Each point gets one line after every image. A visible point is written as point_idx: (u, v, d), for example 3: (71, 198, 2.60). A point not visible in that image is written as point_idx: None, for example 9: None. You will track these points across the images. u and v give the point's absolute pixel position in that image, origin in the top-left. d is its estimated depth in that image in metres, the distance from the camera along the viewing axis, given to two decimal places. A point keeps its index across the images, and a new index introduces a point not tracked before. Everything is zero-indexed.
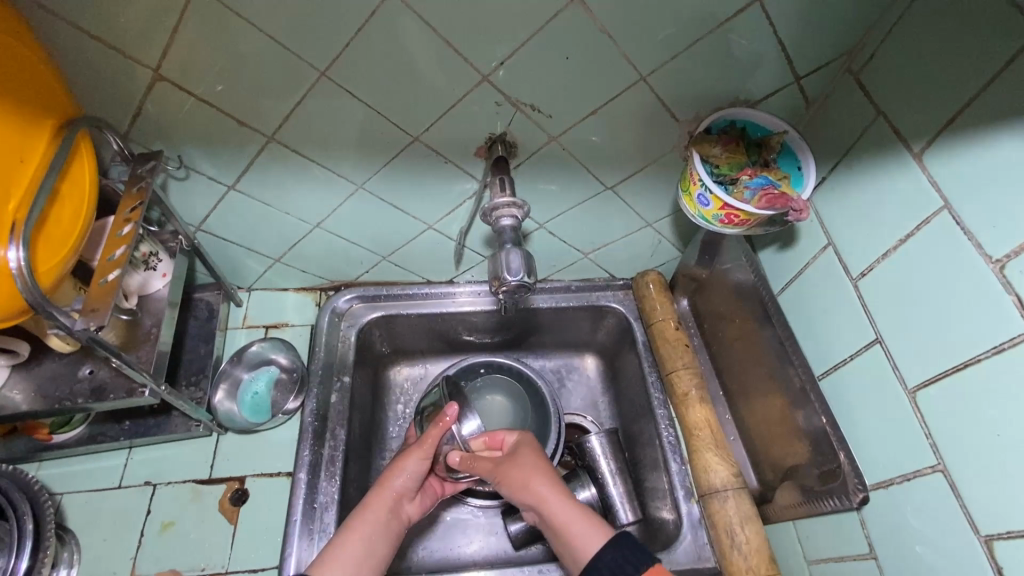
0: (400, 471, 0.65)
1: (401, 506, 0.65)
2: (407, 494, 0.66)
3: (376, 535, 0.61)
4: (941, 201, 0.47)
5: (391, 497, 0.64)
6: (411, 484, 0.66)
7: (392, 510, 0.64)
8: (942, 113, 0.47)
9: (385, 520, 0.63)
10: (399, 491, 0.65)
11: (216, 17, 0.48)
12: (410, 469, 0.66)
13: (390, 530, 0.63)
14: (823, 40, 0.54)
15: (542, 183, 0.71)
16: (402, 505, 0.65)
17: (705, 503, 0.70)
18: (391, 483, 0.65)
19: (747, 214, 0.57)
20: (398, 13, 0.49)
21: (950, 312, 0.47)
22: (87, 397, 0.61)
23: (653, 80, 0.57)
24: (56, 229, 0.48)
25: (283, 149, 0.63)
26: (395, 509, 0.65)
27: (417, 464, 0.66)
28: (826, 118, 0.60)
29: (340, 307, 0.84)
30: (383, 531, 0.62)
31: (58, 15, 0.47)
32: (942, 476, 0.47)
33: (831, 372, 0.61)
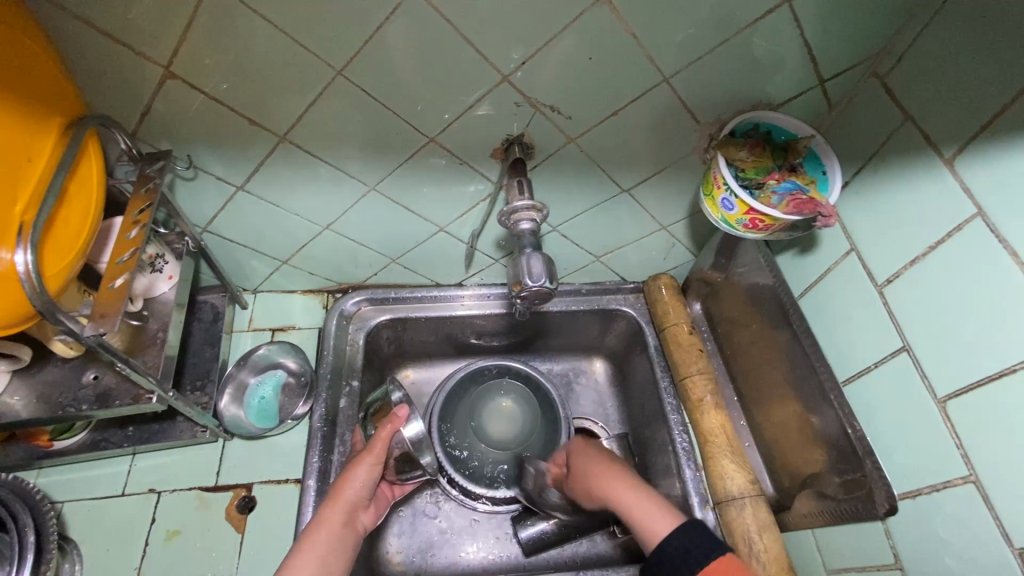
0: (351, 480, 0.62)
1: (357, 516, 0.63)
2: (361, 503, 0.63)
3: (333, 547, 0.58)
4: (974, 208, 0.47)
5: (346, 507, 0.61)
6: (364, 492, 0.63)
7: (347, 521, 0.61)
8: (974, 119, 0.46)
9: (342, 533, 0.60)
10: (353, 500, 0.62)
11: (231, 13, 0.47)
12: (362, 478, 0.63)
13: (347, 543, 0.59)
14: (850, 42, 0.53)
15: (557, 186, 0.70)
16: (357, 515, 0.62)
17: (721, 511, 0.69)
18: (344, 493, 0.62)
19: (773, 219, 0.56)
20: (417, 10, 0.48)
21: (982, 321, 0.46)
22: (91, 404, 0.59)
23: (676, 82, 0.56)
24: (63, 230, 0.47)
25: (295, 149, 0.62)
26: (351, 521, 0.62)
27: (370, 471, 0.63)
28: (849, 122, 0.60)
29: (347, 310, 0.82)
30: (339, 544, 0.59)
31: (67, 9, 0.45)
32: (973, 488, 0.47)
33: (855, 379, 0.60)
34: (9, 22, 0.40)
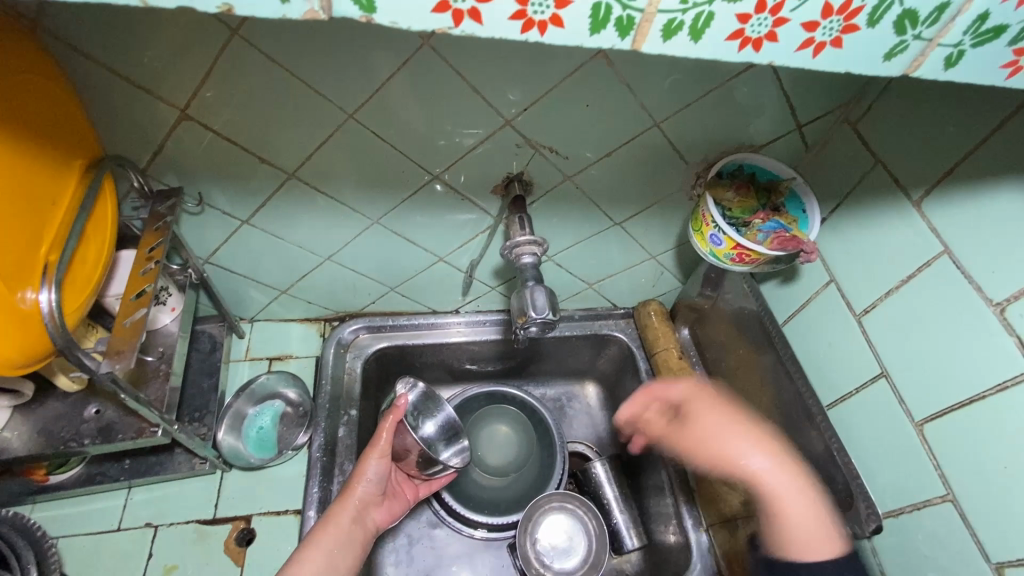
0: (361, 478, 0.67)
1: (367, 514, 0.67)
2: (372, 500, 0.68)
3: (344, 543, 0.63)
4: (942, 246, 0.51)
5: (356, 505, 0.66)
6: (373, 489, 0.67)
7: (357, 518, 0.65)
8: (938, 165, 0.51)
9: (350, 530, 0.64)
10: (363, 497, 0.67)
11: (250, 60, 0.49)
12: (372, 475, 0.67)
13: (355, 540, 0.64)
14: (824, 93, 0.58)
15: (553, 219, 0.73)
16: (367, 513, 0.67)
17: (715, 533, 0.71)
18: (354, 490, 0.66)
19: (758, 253, 0.60)
20: (429, 61, 0.51)
21: (951, 350, 0.50)
22: (93, 437, 0.59)
23: (666, 126, 0.60)
24: (79, 269, 0.48)
25: (302, 185, 0.64)
26: (360, 518, 0.66)
27: (379, 467, 0.68)
28: (826, 162, 0.64)
29: (345, 338, 0.83)
30: (349, 541, 0.63)
31: (90, 56, 0.47)
32: (952, 506, 0.51)
33: (838, 404, 0.64)
34: (38, 71, 0.42)
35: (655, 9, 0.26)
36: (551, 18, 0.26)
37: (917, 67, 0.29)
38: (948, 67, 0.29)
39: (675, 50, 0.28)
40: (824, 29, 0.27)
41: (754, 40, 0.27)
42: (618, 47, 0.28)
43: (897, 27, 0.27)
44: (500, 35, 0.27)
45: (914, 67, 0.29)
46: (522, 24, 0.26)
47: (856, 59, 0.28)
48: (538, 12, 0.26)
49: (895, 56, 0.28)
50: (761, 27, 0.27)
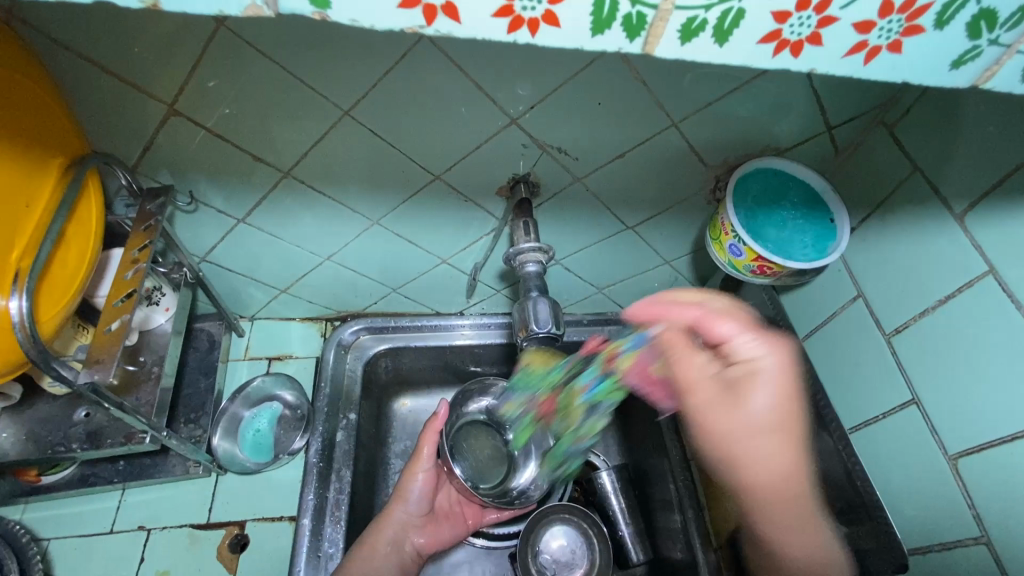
0: (402, 499, 0.72)
1: (406, 537, 0.71)
2: (412, 522, 0.72)
3: (380, 564, 0.65)
4: (986, 266, 0.47)
5: (394, 528, 0.70)
6: (413, 511, 0.72)
7: (394, 540, 0.69)
8: (987, 175, 0.46)
9: (385, 554, 0.67)
10: (404, 517, 0.71)
11: (240, 53, 0.46)
12: (414, 496, 0.73)
13: (390, 559, 0.67)
14: (858, 93, 0.53)
15: (562, 222, 0.69)
16: (408, 535, 0.71)
17: (725, 554, 0.67)
18: (394, 512, 0.71)
19: (780, 265, 0.56)
20: (430, 56, 0.47)
21: (992, 378, 0.46)
22: (82, 443, 0.59)
23: (684, 126, 0.56)
24: (59, 273, 0.46)
25: (298, 184, 0.61)
26: (397, 540, 0.70)
27: (421, 488, 0.73)
28: (857, 167, 0.60)
29: (346, 339, 0.81)
30: (383, 562, 0.66)
31: (69, 48, 0.44)
32: (985, 549, 0.47)
33: (862, 428, 0.60)
34: (11, 65, 0.40)
35: (672, 5, 0.22)
36: (543, 16, 0.23)
37: (991, 75, 0.25)
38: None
39: (696, 55, 0.25)
40: (880, 31, 0.23)
41: (792, 44, 0.24)
42: (626, 50, 0.24)
43: (970, 30, 0.23)
44: (484, 35, 0.24)
45: (986, 79, 0.25)
46: (509, 22, 0.23)
47: (910, 67, 0.24)
48: (526, 8, 0.23)
49: (965, 64, 0.24)
50: (802, 28, 0.23)
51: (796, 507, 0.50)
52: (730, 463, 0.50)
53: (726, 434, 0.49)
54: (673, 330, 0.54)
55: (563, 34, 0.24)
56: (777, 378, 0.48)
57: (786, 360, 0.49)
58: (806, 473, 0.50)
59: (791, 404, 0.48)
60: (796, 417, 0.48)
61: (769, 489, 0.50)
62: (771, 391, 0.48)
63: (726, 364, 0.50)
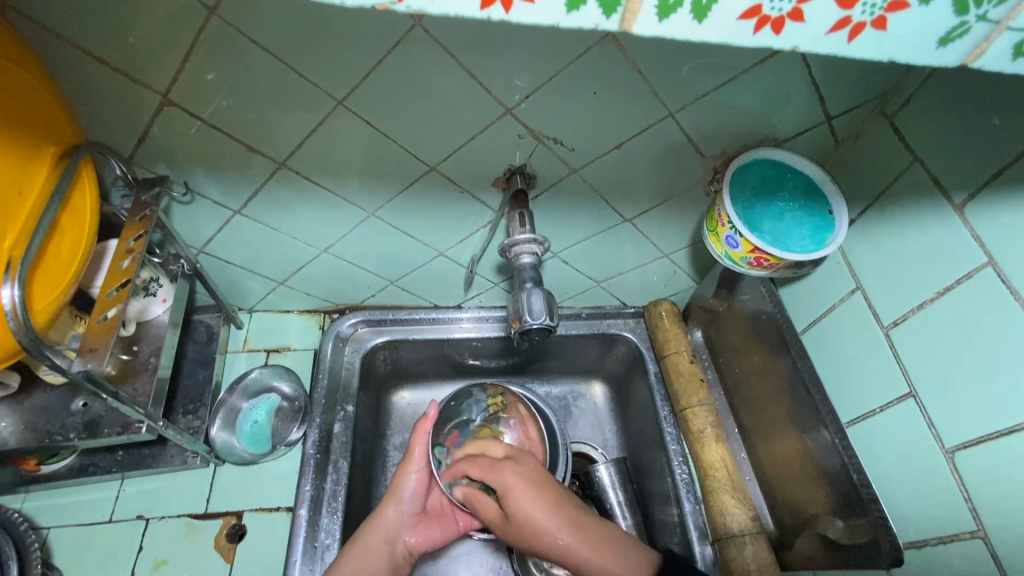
0: (396, 498, 0.69)
1: (398, 536, 0.68)
2: (405, 521, 0.69)
3: (373, 563, 0.63)
4: (986, 257, 0.46)
5: (387, 526, 0.67)
6: (406, 510, 0.69)
7: (387, 539, 0.66)
8: (987, 165, 0.46)
9: (378, 552, 0.64)
10: (397, 517, 0.68)
11: (232, 43, 0.46)
12: (407, 495, 0.70)
13: (382, 559, 0.64)
14: (857, 83, 0.53)
15: (559, 214, 0.69)
16: (399, 536, 0.68)
17: (721, 548, 0.67)
18: (386, 512, 0.68)
19: (776, 258, 0.56)
20: (423, 45, 0.47)
21: (991, 371, 0.46)
22: (79, 432, 0.59)
23: (681, 116, 0.56)
24: (54, 262, 0.47)
25: (293, 175, 0.61)
26: (390, 539, 0.67)
27: (415, 487, 0.70)
28: (856, 158, 0.59)
29: (344, 332, 0.81)
30: (374, 562, 0.64)
31: (63, 37, 0.44)
32: (982, 543, 0.46)
33: (858, 421, 0.59)
34: (2, 54, 0.40)
35: None
36: None
37: (979, 53, 0.24)
38: (1016, 56, 0.24)
39: (676, 34, 0.24)
40: (864, 6, 0.22)
41: (774, 19, 0.23)
42: (603, 27, 0.24)
43: (958, 4, 0.22)
44: (457, 11, 0.23)
45: (974, 57, 0.24)
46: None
47: (898, 46, 0.24)
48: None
49: (952, 41, 0.24)
50: (781, 4, 0.23)
51: (588, 530, 0.60)
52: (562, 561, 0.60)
53: (550, 546, 0.60)
54: (512, 454, 0.68)
55: (536, 10, 0.23)
56: (533, 490, 0.62)
57: (519, 468, 0.64)
58: (564, 513, 0.61)
59: (545, 510, 0.60)
60: (556, 514, 0.60)
61: (570, 553, 0.59)
62: (532, 501, 0.61)
63: (528, 476, 0.64)
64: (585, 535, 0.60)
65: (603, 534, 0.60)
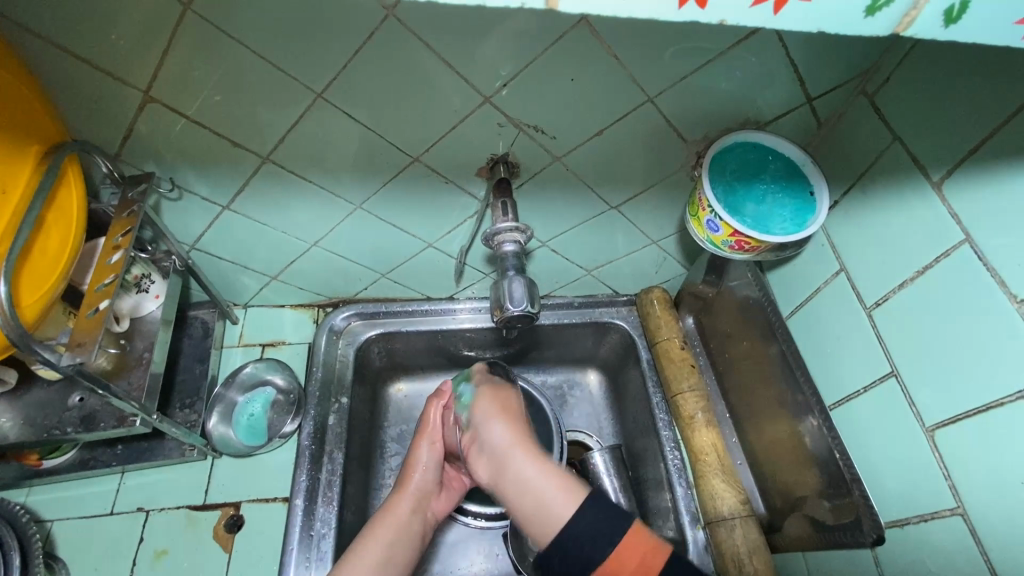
0: (416, 467, 0.68)
1: (426, 504, 0.68)
2: (429, 490, 0.68)
3: (403, 536, 0.64)
4: (963, 234, 0.46)
5: (415, 497, 0.67)
6: (431, 478, 0.69)
7: (417, 509, 0.67)
8: (966, 141, 0.45)
9: (409, 523, 0.65)
10: (422, 487, 0.68)
11: (207, 37, 0.46)
12: (429, 463, 0.69)
13: (412, 528, 0.65)
14: (837, 63, 0.52)
15: (545, 203, 0.69)
16: (426, 503, 0.68)
17: (712, 531, 0.68)
18: (411, 482, 0.68)
19: (757, 241, 0.56)
20: (397, 34, 0.47)
21: (970, 348, 0.46)
22: (76, 426, 0.60)
23: (661, 102, 0.56)
24: (41, 258, 0.48)
25: (279, 170, 0.61)
26: (419, 508, 0.67)
27: (435, 456, 0.69)
28: (840, 139, 0.59)
29: (337, 325, 0.82)
30: (405, 532, 0.65)
31: (45, 37, 0.45)
32: (962, 520, 0.47)
33: (843, 403, 0.59)
34: None
35: None
36: None
37: (909, 23, 0.24)
38: (948, 23, 0.24)
39: (601, 9, 0.24)
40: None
41: None
42: (530, 5, 0.24)
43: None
44: None
45: (905, 25, 0.24)
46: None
47: (832, 18, 0.24)
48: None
49: (880, 10, 0.23)
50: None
51: (552, 467, 0.50)
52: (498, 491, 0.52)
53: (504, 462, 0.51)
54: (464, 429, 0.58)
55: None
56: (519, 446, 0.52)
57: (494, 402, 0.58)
58: (532, 441, 0.53)
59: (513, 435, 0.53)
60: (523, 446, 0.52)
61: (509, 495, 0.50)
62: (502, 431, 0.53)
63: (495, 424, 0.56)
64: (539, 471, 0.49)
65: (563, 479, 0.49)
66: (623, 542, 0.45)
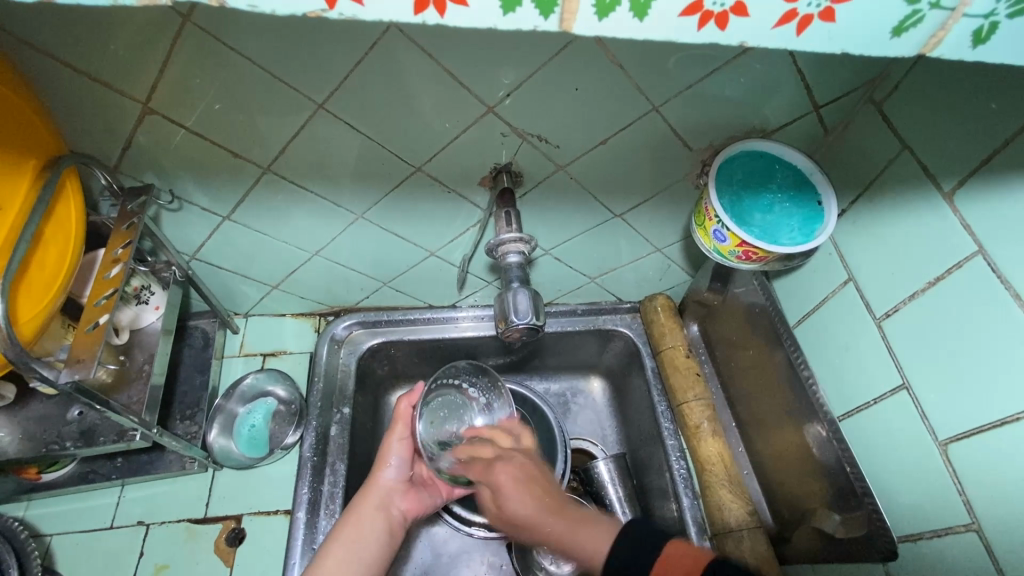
0: (385, 464, 0.69)
1: (391, 503, 0.67)
2: (395, 488, 0.68)
3: (366, 533, 0.63)
4: (976, 246, 0.45)
5: (379, 492, 0.67)
6: (396, 476, 0.69)
7: (381, 507, 0.66)
8: (977, 151, 0.45)
9: (372, 519, 0.64)
10: (388, 484, 0.68)
11: (208, 48, 0.45)
12: (395, 461, 0.69)
13: (378, 528, 0.64)
14: (846, 70, 0.52)
15: (548, 211, 0.69)
16: (392, 503, 0.67)
17: (719, 543, 0.67)
18: (379, 480, 0.68)
19: (765, 251, 0.55)
20: (398, 44, 0.46)
21: (982, 362, 0.45)
22: (76, 440, 0.60)
23: (666, 111, 0.55)
24: (41, 272, 0.47)
25: (280, 180, 0.61)
26: (384, 507, 0.66)
27: (401, 453, 0.70)
28: (847, 147, 0.58)
29: (338, 334, 0.81)
30: (370, 532, 0.63)
31: (42, 50, 0.44)
32: (976, 536, 0.46)
33: (853, 415, 0.59)
34: None
35: None
36: None
37: (937, 43, 0.24)
38: (977, 43, 0.24)
39: (617, 32, 0.25)
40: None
41: (716, 14, 0.24)
42: (542, 27, 0.24)
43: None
44: (392, 16, 0.24)
45: (932, 45, 0.25)
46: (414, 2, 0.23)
47: (851, 34, 0.24)
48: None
49: (906, 31, 0.24)
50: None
51: (568, 512, 0.53)
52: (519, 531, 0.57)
53: (534, 527, 0.54)
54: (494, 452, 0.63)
55: (471, 9, 0.24)
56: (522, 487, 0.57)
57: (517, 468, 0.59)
58: (557, 501, 0.55)
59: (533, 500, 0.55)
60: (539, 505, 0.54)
61: (547, 531, 0.53)
62: (517, 496, 0.56)
63: (523, 467, 0.60)
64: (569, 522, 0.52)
65: (597, 526, 0.52)
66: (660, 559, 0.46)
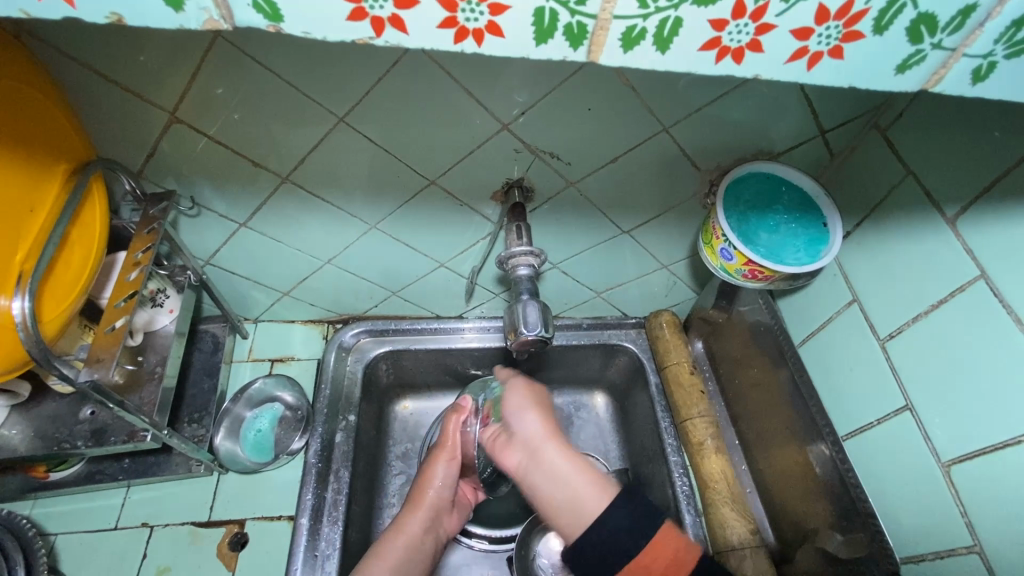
0: (433, 482, 0.69)
1: (439, 521, 0.69)
2: (443, 506, 0.69)
3: (417, 553, 0.66)
4: (978, 270, 0.46)
5: (430, 513, 0.68)
6: (444, 494, 0.70)
7: (429, 525, 0.68)
8: (979, 178, 0.46)
9: (423, 538, 0.67)
10: (438, 502, 0.69)
11: (236, 62, 0.47)
12: (443, 479, 0.70)
13: (425, 547, 0.67)
14: (850, 97, 0.53)
15: (559, 226, 0.70)
16: (440, 520, 0.70)
17: (721, 561, 0.66)
18: (427, 496, 0.69)
19: (770, 271, 0.56)
20: (418, 63, 0.48)
21: (984, 386, 0.46)
22: (87, 439, 0.61)
23: (675, 131, 0.56)
24: (64, 274, 0.49)
25: (297, 189, 0.62)
26: (433, 527, 0.68)
27: (449, 471, 0.71)
28: (851, 172, 0.60)
29: (347, 341, 0.82)
30: (418, 549, 0.66)
31: (76, 59, 0.46)
32: (978, 558, 0.46)
33: (855, 435, 0.59)
34: (4, 73, 0.42)
35: (610, 14, 0.24)
36: (487, 27, 0.25)
37: (939, 79, 0.26)
38: (976, 80, 0.26)
39: (639, 65, 0.26)
40: (819, 38, 0.24)
41: (734, 50, 0.25)
42: (571, 59, 0.26)
43: (911, 34, 0.24)
44: (432, 46, 0.26)
45: (935, 82, 0.26)
46: (455, 34, 0.25)
47: (859, 71, 0.26)
48: (470, 20, 0.24)
49: (910, 68, 0.26)
50: (741, 35, 0.24)
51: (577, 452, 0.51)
52: (525, 482, 0.52)
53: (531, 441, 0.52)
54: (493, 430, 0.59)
55: (506, 44, 0.25)
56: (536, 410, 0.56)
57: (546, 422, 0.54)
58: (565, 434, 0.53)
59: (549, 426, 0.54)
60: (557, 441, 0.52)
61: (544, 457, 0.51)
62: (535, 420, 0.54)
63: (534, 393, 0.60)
64: (569, 465, 0.49)
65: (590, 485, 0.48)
66: (654, 541, 0.46)
